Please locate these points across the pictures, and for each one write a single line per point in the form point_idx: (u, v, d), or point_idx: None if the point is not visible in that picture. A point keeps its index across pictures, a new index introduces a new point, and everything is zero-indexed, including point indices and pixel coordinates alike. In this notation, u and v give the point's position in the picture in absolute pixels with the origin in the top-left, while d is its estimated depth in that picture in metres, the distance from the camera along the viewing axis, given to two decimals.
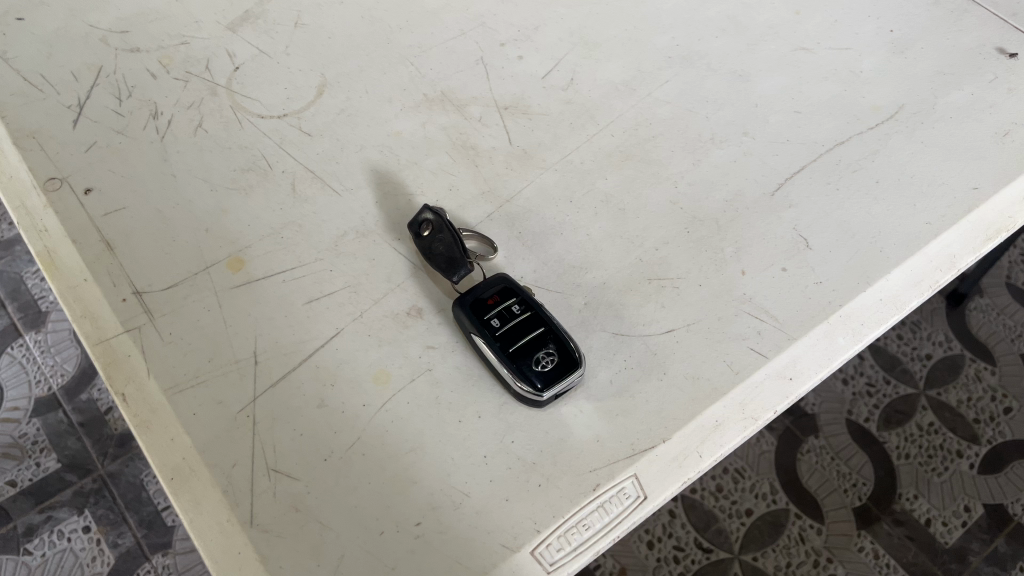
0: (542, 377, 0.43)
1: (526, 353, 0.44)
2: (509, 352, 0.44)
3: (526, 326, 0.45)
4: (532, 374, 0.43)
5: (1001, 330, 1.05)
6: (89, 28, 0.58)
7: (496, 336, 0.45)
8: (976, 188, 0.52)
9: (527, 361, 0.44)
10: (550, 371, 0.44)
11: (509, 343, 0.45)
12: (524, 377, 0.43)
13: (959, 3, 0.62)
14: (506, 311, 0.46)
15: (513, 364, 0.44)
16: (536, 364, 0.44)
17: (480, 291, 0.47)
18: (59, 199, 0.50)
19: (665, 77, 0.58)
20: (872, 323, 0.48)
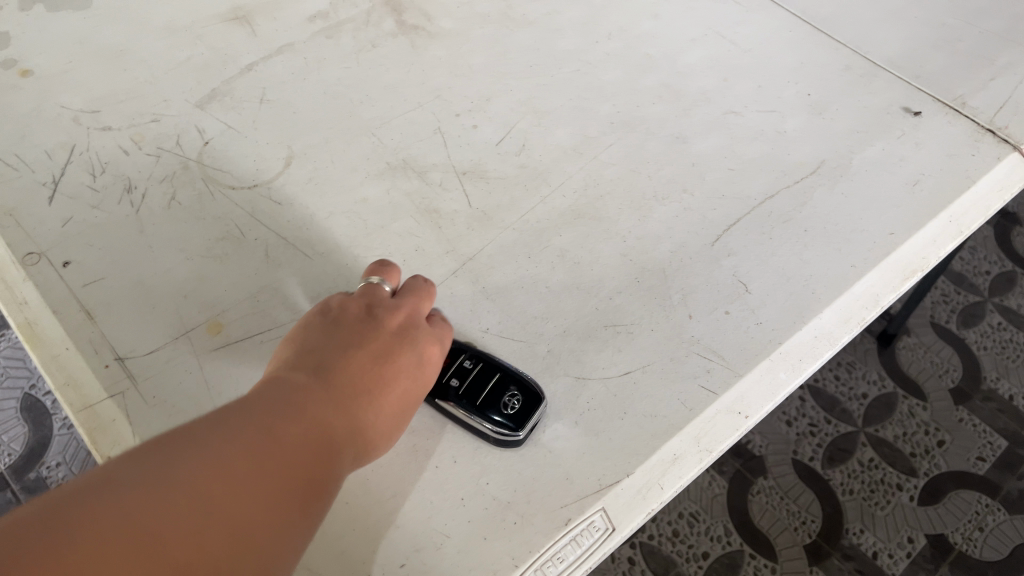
0: (511, 414, 0.47)
1: (487, 399, 0.48)
2: (476, 404, 0.48)
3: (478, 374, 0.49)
4: (504, 417, 0.47)
5: (929, 367, 1.11)
6: (61, 109, 0.61)
7: (460, 393, 0.48)
8: (893, 233, 0.58)
9: (491, 405, 0.48)
10: (515, 407, 0.48)
11: (471, 396, 0.48)
12: (497, 422, 0.47)
13: (868, 68, 0.69)
14: (459, 367, 0.49)
15: (483, 414, 0.47)
16: (504, 407, 0.48)
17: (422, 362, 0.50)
18: (39, 273, 0.52)
19: (609, 141, 0.63)
20: (810, 358, 0.52)
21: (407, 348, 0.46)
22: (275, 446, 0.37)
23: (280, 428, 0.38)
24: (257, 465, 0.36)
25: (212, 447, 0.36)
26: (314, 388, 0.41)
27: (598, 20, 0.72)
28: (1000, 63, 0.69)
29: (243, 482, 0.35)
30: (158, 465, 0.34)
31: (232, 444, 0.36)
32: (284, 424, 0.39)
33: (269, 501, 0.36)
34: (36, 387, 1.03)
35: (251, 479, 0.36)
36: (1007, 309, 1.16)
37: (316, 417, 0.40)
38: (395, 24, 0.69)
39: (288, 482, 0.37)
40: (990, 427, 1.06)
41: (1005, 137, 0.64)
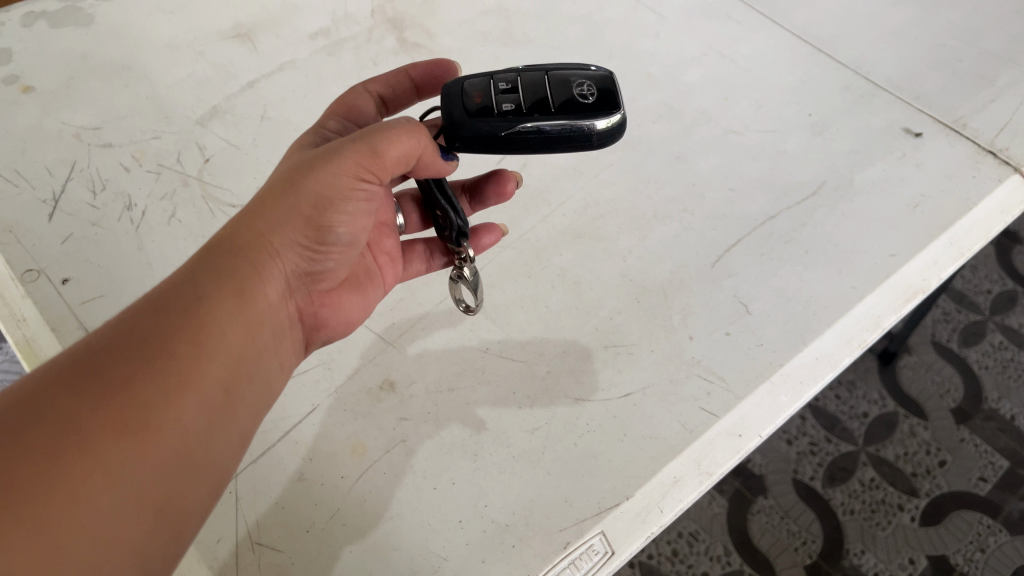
0: (593, 103, 0.43)
1: (561, 91, 0.44)
2: (557, 107, 0.43)
3: (554, 99, 0.43)
4: (598, 103, 0.43)
5: (931, 386, 1.06)
6: (62, 125, 0.61)
7: (539, 111, 0.43)
8: (893, 255, 0.58)
9: (572, 96, 0.43)
10: (600, 101, 0.43)
11: (549, 106, 0.43)
12: (600, 110, 0.43)
13: (868, 88, 0.69)
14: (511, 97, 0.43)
15: (578, 110, 0.43)
16: (583, 91, 0.44)
17: (494, 108, 0.43)
18: (38, 289, 0.52)
19: (610, 160, 0.63)
20: (811, 380, 0.52)
21: (339, 179, 0.41)
22: (195, 347, 0.36)
23: (201, 324, 0.37)
24: (142, 402, 0.34)
25: (119, 364, 0.34)
26: (234, 268, 0.39)
27: (599, 38, 0.72)
28: (1000, 84, 0.69)
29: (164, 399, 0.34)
30: (67, 397, 0.33)
31: (142, 358, 0.35)
32: (192, 344, 0.36)
33: (154, 418, 0.34)
34: None
35: (174, 394, 0.35)
36: (1008, 327, 1.12)
37: (235, 299, 0.38)
38: (396, 41, 0.69)
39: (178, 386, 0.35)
40: (991, 446, 1.02)
41: (1006, 158, 0.64)
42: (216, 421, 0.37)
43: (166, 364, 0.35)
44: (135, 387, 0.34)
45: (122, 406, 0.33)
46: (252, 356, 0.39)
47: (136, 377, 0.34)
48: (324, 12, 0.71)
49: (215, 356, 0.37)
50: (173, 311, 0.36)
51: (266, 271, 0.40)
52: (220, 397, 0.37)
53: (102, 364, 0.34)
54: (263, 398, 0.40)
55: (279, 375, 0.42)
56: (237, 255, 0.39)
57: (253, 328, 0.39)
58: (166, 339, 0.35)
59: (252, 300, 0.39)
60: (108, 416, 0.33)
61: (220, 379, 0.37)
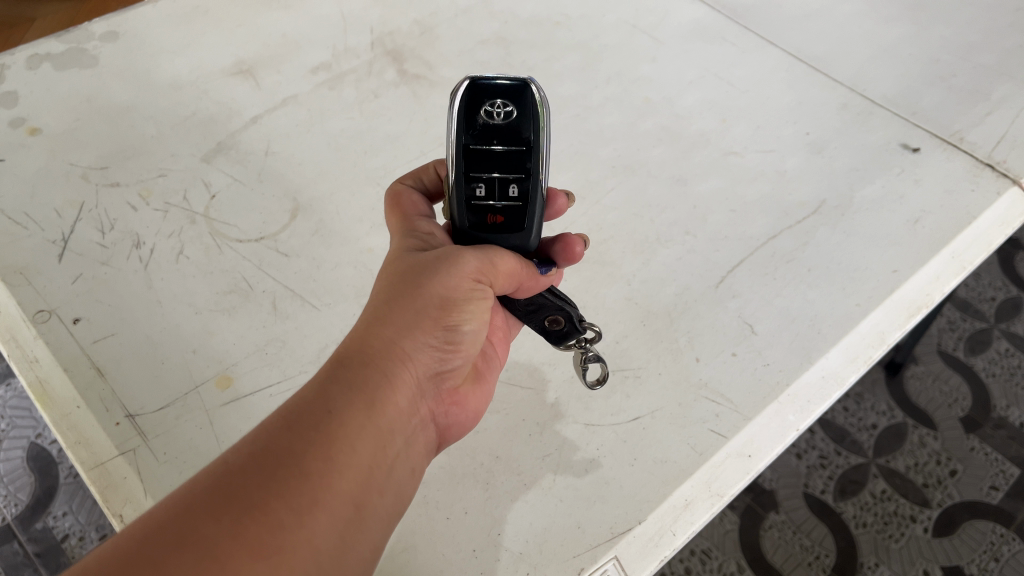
0: (513, 104, 0.43)
1: (497, 135, 0.43)
2: (524, 141, 0.44)
3: (506, 140, 0.43)
4: (514, 104, 0.43)
5: (939, 396, 1.06)
6: (69, 166, 0.62)
7: (528, 160, 0.44)
8: (896, 270, 0.58)
9: (518, 133, 0.43)
10: (517, 104, 0.43)
11: (522, 150, 0.44)
12: (524, 105, 0.43)
13: (864, 106, 0.70)
14: (503, 184, 0.44)
15: (529, 125, 0.43)
16: (504, 114, 0.43)
17: (517, 204, 0.45)
18: (49, 330, 0.52)
19: (611, 185, 0.64)
20: (818, 399, 0.52)
21: (459, 280, 0.42)
22: (329, 461, 0.35)
23: (334, 438, 0.35)
24: (281, 517, 0.32)
25: (260, 483, 0.33)
26: (366, 377, 0.38)
27: (597, 64, 0.73)
28: (996, 97, 0.70)
29: (301, 515, 0.33)
30: (210, 521, 0.31)
31: (280, 474, 0.33)
32: (332, 458, 0.35)
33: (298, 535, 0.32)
34: (42, 434, 0.93)
35: (310, 511, 0.33)
36: (1014, 335, 1.11)
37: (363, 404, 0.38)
38: (396, 73, 0.70)
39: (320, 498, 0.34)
40: (1001, 454, 1.01)
41: (1005, 171, 0.64)
42: (348, 541, 0.35)
43: (302, 479, 0.34)
44: (274, 505, 0.32)
45: (259, 526, 0.32)
46: (383, 468, 0.38)
47: (273, 494, 0.33)
48: (324, 46, 0.72)
49: (349, 469, 0.35)
50: (308, 424, 0.35)
51: (394, 374, 0.40)
52: (353, 513, 0.35)
53: (239, 482, 0.33)
54: (393, 510, 0.38)
55: (411, 485, 0.40)
56: (363, 364, 0.39)
57: (384, 438, 0.38)
58: (302, 453, 0.34)
59: (383, 408, 0.38)
60: (247, 537, 0.31)
61: (351, 496, 0.35)
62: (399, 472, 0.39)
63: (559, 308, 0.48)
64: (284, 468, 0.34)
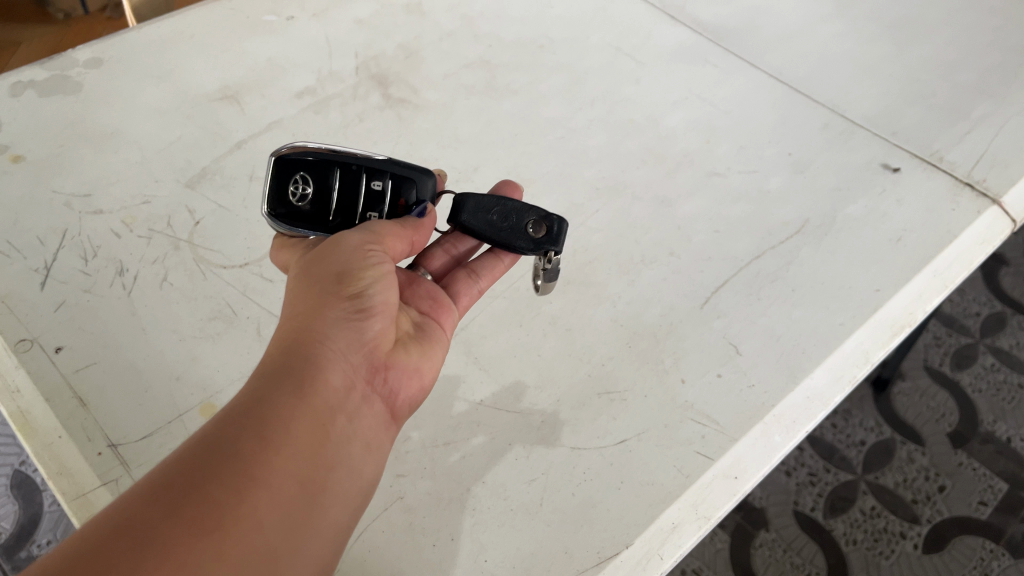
0: (297, 174, 0.49)
1: (323, 195, 0.50)
2: (329, 171, 0.50)
3: (327, 183, 0.50)
4: (295, 173, 0.49)
5: (926, 411, 1.06)
6: (53, 194, 0.62)
7: (348, 167, 0.51)
8: (879, 289, 0.58)
9: (329, 179, 0.50)
10: (301, 171, 0.49)
11: (343, 172, 0.50)
12: (294, 165, 0.49)
13: (846, 125, 0.70)
14: (372, 191, 0.51)
15: (312, 164, 0.50)
16: (305, 182, 0.50)
17: (387, 180, 0.51)
18: (30, 359, 0.52)
19: (596, 207, 0.64)
20: (803, 420, 0.52)
21: (358, 252, 0.45)
22: (262, 443, 0.37)
23: (264, 418, 0.38)
24: (212, 496, 0.35)
25: (193, 471, 0.35)
26: (294, 361, 0.41)
27: (581, 86, 0.73)
28: (974, 116, 0.71)
29: (238, 493, 0.35)
30: (144, 510, 0.34)
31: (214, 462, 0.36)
32: (262, 436, 0.37)
33: (231, 509, 0.35)
34: (27, 461, 0.92)
35: (247, 491, 0.35)
36: (999, 350, 1.12)
37: (295, 386, 0.40)
38: (381, 97, 0.70)
39: (253, 474, 0.36)
40: (989, 469, 1.02)
41: (984, 190, 0.65)
42: (296, 515, 0.37)
43: (236, 462, 0.36)
44: (205, 486, 0.35)
45: (195, 508, 0.34)
46: (325, 444, 0.40)
47: (205, 477, 0.35)
48: (310, 71, 0.72)
49: (285, 447, 0.38)
50: (237, 411, 0.38)
51: (326, 358, 0.42)
52: (296, 487, 0.37)
53: (173, 474, 0.35)
54: (350, 485, 0.41)
55: (366, 463, 0.42)
56: (292, 354, 0.41)
57: (322, 413, 0.40)
58: (234, 438, 0.37)
59: (318, 385, 0.41)
60: (187, 519, 0.34)
61: (292, 472, 0.38)
62: (345, 444, 0.41)
63: (529, 217, 0.52)
64: (213, 452, 0.36)
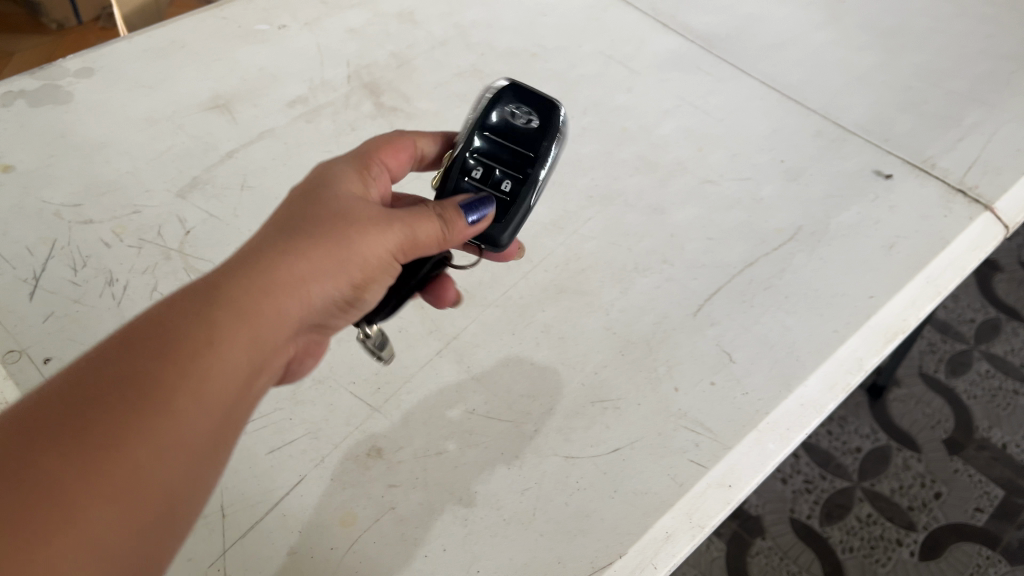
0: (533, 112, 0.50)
1: (500, 128, 0.50)
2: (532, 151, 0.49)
3: (524, 144, 0.50)
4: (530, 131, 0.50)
5: (922, 418, 1.06)
6: (42, 204, 0.61)
7: (527, 170, 0.49)
8: (872, 296, 0.58)
9: (512, 128, 0.50)
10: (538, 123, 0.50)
11: (528, 160, 0.49)
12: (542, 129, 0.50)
13: (838, 133, 0.70)
14: (495, 178, 0.49)
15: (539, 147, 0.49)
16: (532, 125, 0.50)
17: (513, 193, 0.49)
18: (19, 370, 0.52)
19: (588, 215, 0.64)
20: (797, 428, 0.52)
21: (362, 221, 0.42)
22: (197, 406, 0.35)
23: (207, 379, 0.35)
24: (131, 463, 0.32)
25: (118, 425, 0.32)
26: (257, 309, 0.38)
27: (574, 94, 0.73)
28: (966, 123, 0.71)
29: (155, 463, 0.33)
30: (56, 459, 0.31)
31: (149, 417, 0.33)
32: (201, 400, 0.35)
33: (144, 480, 0.33)
34: None
35: (165, 462, 0.33)
36: (994, 356, 1.12)
37: (251, 346, 0.37)
38: (373, 106, 0.70)
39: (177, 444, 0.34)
40: (985, 476, 1.01)
41: (976, 197, 0.65)
42: (202, 481, 0.36)
43: (170, 423, 0.33)
44: (126, 451, 0.32)
45: (110, 477, 0.32)
46: (246, 408, 0.38)
47: (130, 436, 0.32)
48: (301, 80, 0.72)
49: (218, 409, 0.36)
50: (186, 356, 0.35)
51: (284, 314, 0.39)
52: (211, 453, 0.36)
53: (99, 422, 0.32)
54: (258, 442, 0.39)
55: None
56: (255, 290, 0.38)
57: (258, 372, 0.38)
58: (174, 395, 0.34)
59: (264, 343, 0.38)
60: (96, 488, 0.31)
61: (213, 438, 0.36)
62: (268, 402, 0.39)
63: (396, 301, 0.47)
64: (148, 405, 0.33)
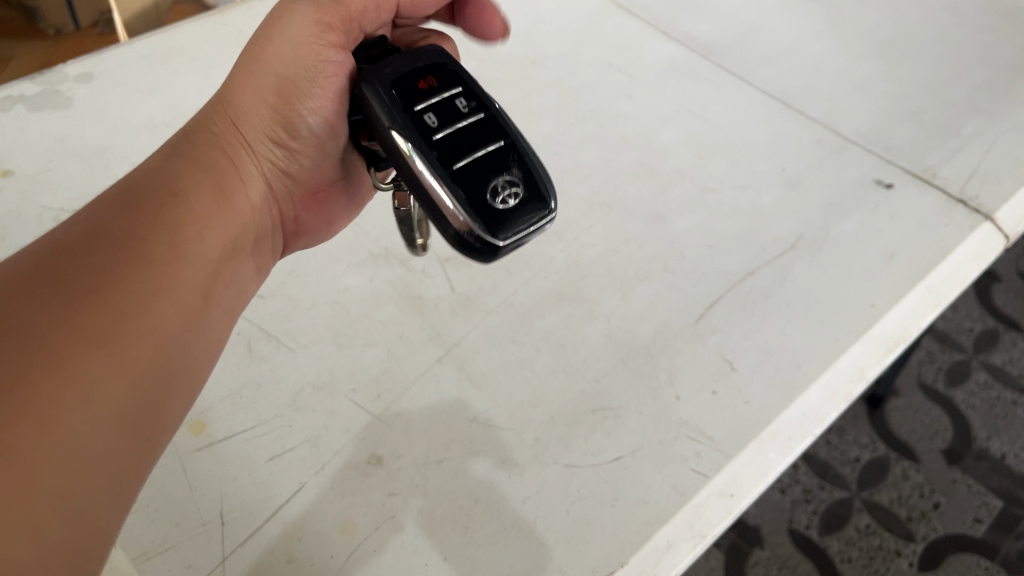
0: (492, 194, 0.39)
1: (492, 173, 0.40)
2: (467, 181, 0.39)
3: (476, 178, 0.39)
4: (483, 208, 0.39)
5: (920, 428, 1.06)
6: (42, 209, 0.61)
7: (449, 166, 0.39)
8: (873, 305, 0.58)
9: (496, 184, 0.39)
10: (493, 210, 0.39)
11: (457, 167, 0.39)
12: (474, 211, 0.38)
13: (838, 141, 0.70)
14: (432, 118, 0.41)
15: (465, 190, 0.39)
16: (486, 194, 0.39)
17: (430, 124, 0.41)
18: None
19: (589, 222, 0.64)
20: (799, 436, 0.52)
21: (300, 51, 0.46)
22: (172, 249, 0.39)
23: (176, 229, 0.40)
24: (115, 292, 0.36)
25: (96, 272, 0.36)
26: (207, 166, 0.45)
27: (574, 102, 0.73)
28: (966, 133, 0.71)
29: (144, 299, 0.37)
30: (38, 307, 0.34)
31: (112, 256, 0.37)
32: (175, 245, 0.40)
33: (134, 312, 0.36)
34: None
35: (154, 300, 0.37)
36: (992, 366, 1.12)
37: (208, 200, 0.44)
38: None
39: (158, 278, 0.38)
40: (984, 486, 1.01)
41: (976, 206, 0.65)
42: (194, 327, 0.39)
43: (145, 266, 0.38)
44: (112, 292, 0.36)
45: (97, 310, 0.35)
46: (228, 266, 0.43)
47: (108, 278, 0.36)
48: None
49: (197, 264, 0.40)
50: (150, 208, 0.40)
51: (234, 169, 0.47)
52: (198, 302, 0.40)
53: (76, 267, 0.36)
54: (235, 298, 0.44)
55: (247, 280, 0.46)
56: (192, 156, 0.45)
57: (224, 225, 0.44)
58: (143, 240, 0.39)
59: (224, 193, 0.46)
60: (85, 322, 0.34)
61: (196, 285, 0.40)
62: (239, 262, 0.45)
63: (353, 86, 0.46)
64: (121, 250, 0.38)
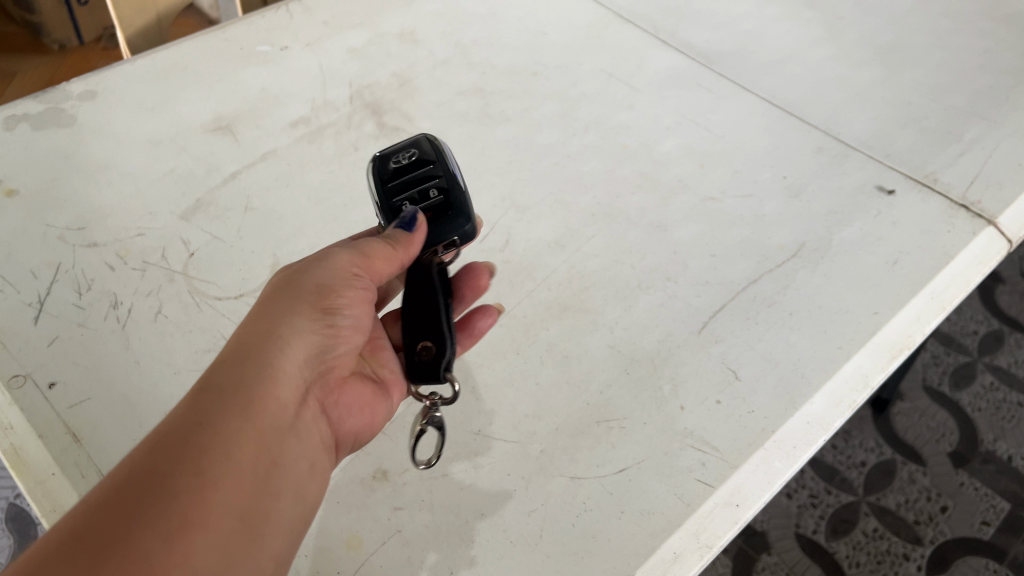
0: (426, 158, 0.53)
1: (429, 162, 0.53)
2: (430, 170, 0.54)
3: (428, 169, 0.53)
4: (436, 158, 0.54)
5: (927, 431, 1.05)
6: (46, 227, 0.61)
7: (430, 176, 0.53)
8: (876, 312, 0.58)
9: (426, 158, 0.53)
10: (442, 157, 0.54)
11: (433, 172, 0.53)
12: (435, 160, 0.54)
13: (839, 148, 0.71)
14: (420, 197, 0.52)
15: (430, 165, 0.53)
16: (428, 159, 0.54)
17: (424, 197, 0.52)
18: (25, 395, 0.52)
19: (591, 233, 0.64)
20: (804, 446, 0.52)
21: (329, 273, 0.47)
22: (204, 476, 0.38)
23: (209, 451, 0.38)
24: (146, 527, 0.35)
25: (122, 520, 0.35)
26: (248, 374, 0.42)
27: (575, 113, 0.73)
28: (967, 138, 0.71)
29: (172, 539, 0.35)
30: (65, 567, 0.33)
31: (142, 499, 0.36)
32: (208, 467, 0.38)
33: (163, 556, 0.35)
34: (22, 494, 0.91)
35: (185, 537, 0.36)
36: (998, 368, 1.12)
37: (249, 424, 0.41)
38: (375, 125, 0.70)
39: (191, 510, 0.36)
40: (991, 489, 1.01)
41: (978, 211, 0.65)
42: (234, 551, 0.38)
43: (176, 501, 0.36)
44: (138, 535, 0.35)
45: (124, 558, 0.34)
46: (273, 480, 0.41)
47: (136, 521, 0.35)
48: (304, 100, 0.72)
49: (235, 489, 0.39)
50: (183, 438, 0.38)
51: (274, 370, 0.43)
52: (239, 524, 0.38)
53: (107, 516, 0.35)
54: (292, 514, 0.42)
55: (308, 484, 0.44)
56: (238, 364, 0.43)
57: (265, 437, 0.41)
58: (173, 475, 0.37)
59: (263, 408, 0.42)
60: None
61: (234, 512, 0.38)
62: (289, 471, 0.42)
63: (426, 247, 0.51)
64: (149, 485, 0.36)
